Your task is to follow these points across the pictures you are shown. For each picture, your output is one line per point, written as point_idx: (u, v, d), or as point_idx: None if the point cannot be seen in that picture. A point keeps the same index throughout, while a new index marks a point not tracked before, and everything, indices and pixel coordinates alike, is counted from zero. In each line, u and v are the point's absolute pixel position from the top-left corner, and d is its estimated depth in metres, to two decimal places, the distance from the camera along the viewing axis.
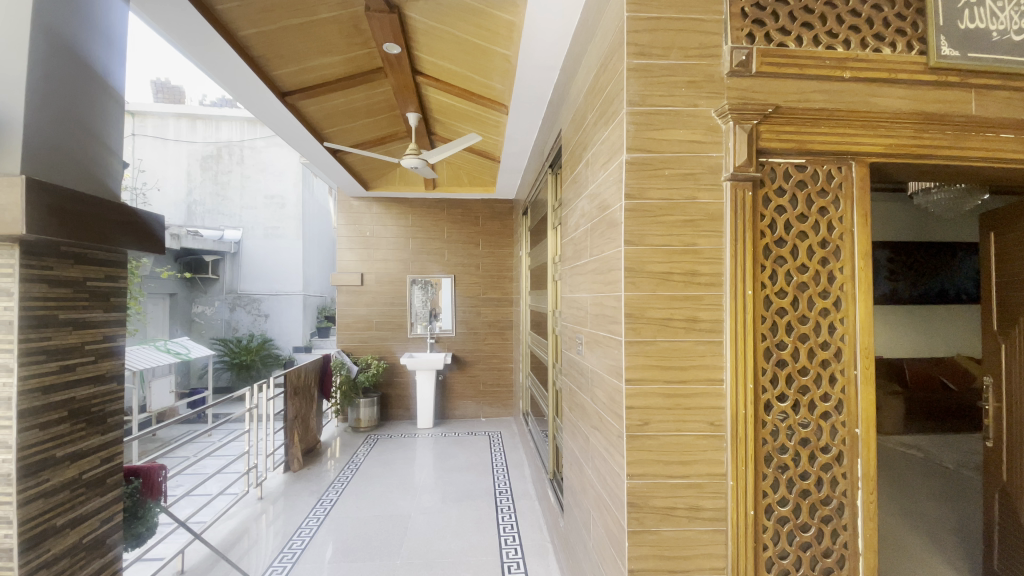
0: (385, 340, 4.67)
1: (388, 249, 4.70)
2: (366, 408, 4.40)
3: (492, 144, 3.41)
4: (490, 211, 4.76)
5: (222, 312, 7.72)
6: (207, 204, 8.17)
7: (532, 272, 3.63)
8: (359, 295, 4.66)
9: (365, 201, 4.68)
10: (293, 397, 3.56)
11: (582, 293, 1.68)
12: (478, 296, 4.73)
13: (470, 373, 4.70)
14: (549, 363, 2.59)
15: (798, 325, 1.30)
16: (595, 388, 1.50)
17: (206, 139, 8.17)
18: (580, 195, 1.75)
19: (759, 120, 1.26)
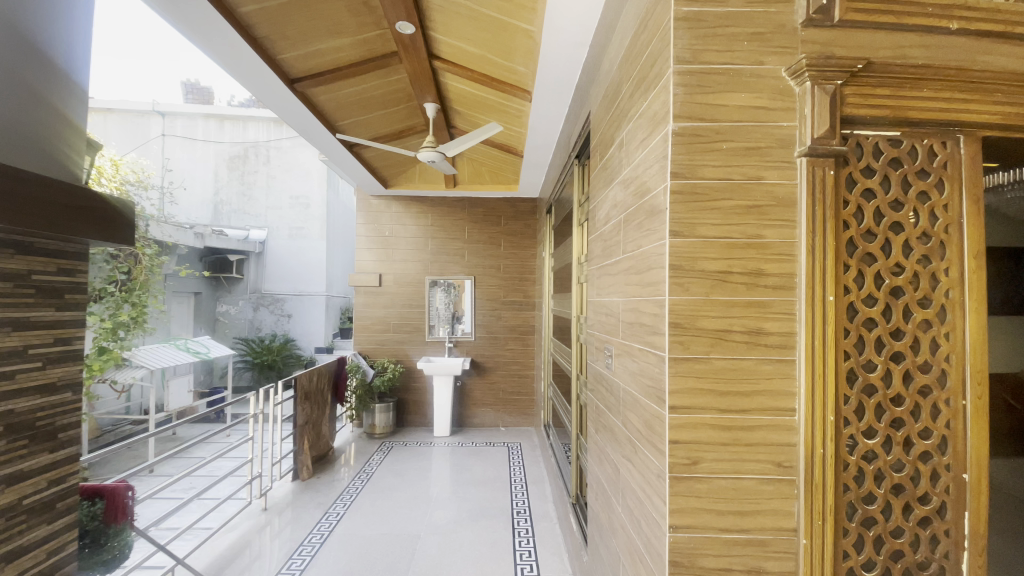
0: (403, 344, 4.48)
1: (407, 249, 4.52)
2: (382, 414, 4.21)
3: (514, 137, 3.19)
4: (513, 210, 4.53)
5: (246, 312, 7.71)
6: (233, 204, 8.18)
7: (556, 274, 3.38)
8: (376, 297, 4.49)
9: (384, 200, 4.51)
10: (304, 402, 3.39)
11: (612, 296, 1.44)
12: (499, 299, 4.50)
13: (490, 380, 4.48)
14: (573, 373, 2.34)
15: (890, 341, 1.03)
16: (628, 409, 1.25)
17: (233, 139, 8.21)
18: (612, 184, 1.51)
19: (844, 79, 0.99)
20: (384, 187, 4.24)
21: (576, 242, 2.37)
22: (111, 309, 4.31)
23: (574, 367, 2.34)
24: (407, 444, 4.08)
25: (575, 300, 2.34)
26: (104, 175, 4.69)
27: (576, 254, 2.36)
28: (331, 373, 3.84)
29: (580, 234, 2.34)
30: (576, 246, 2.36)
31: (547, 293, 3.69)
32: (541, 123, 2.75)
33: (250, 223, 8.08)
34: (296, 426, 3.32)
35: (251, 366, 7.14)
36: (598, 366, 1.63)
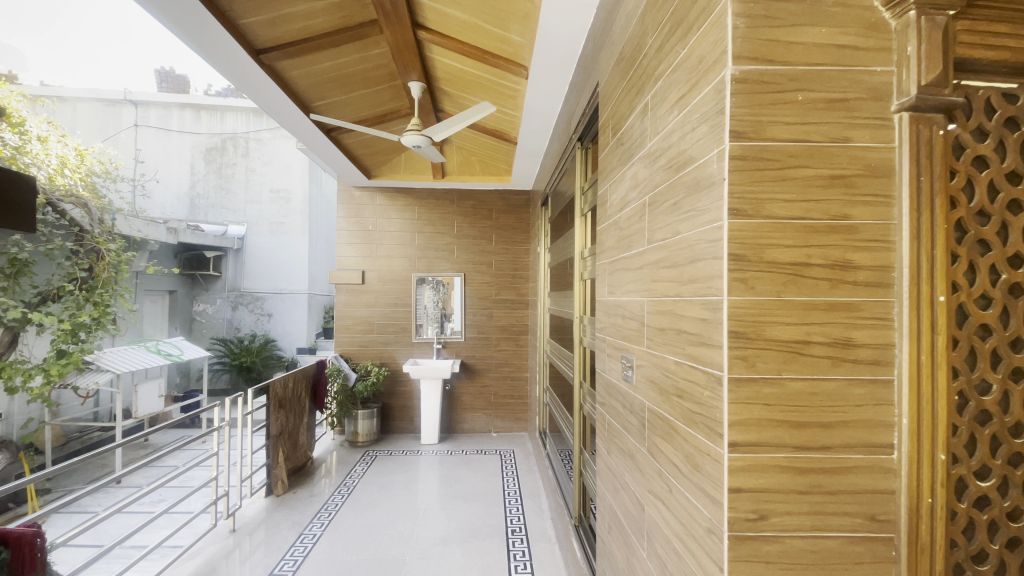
0: (387, 345, 4.20)
1: (392, 245, 4.24)
2: (365, 421, 3.93)
3: (507, 121, 2.93)
4: (505, 203, 4.26)
5: (224, 311, 7.35)
6: (210, 198, 7.80)
7: (554, 270, 3.13)
8: (359, 295, 4.21)
9: (367, 191, 4.22)
10: (278, 412, 3.08)
11: (632, 295, 1.19)
12: (491, 298, 4.24)
13: (480, 383, 4.22)
14: (575, 381, 2.10)
15: (1008, 354, 0.79)
16: (659, 437, 1.01)
17: (210, 130, 7.85)
18: (629, 161, 1.26)
19: (958, 9, 0.75)
20: (367, 178, 3.96)
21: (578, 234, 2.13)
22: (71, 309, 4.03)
23: (577, 375, 2.10)
24: (392, 453, 3.81)
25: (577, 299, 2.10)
26: (68, 166, 4.30)
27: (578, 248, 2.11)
28: (309, 377, 3.54)
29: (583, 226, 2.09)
30: (579, 239, 2.11)
31: (543, 293, 3.44)
32: (538, 105, 2.49)
33: (228, 218, 7.72)
34: (268, 437, 3.02)
35: (229, 368, 6.80)
36: (611, 378, 1.38)
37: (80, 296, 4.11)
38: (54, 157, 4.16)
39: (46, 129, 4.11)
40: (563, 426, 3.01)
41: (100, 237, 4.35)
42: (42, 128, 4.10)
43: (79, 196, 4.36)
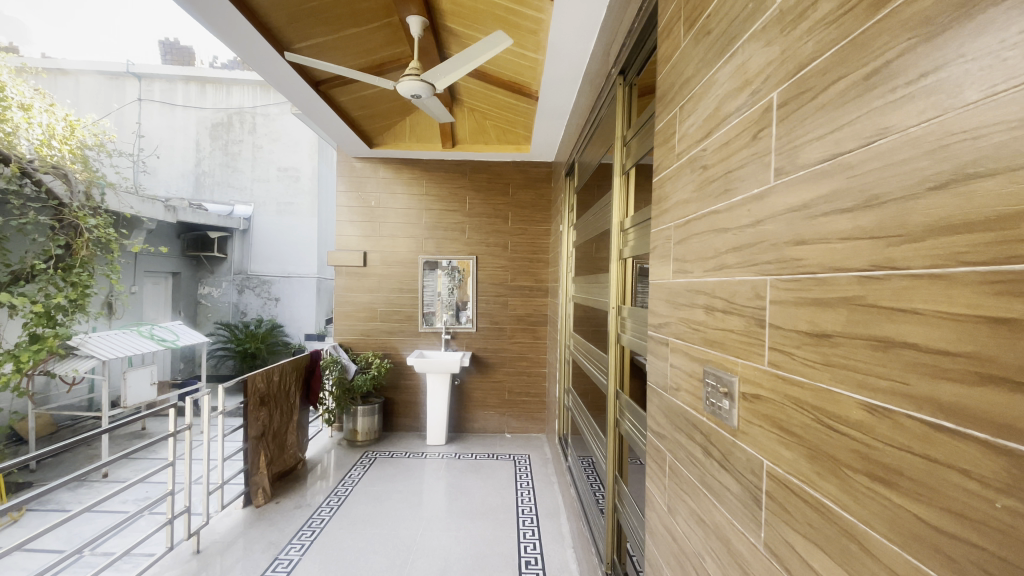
0: (391, 336, 3.75)
1: (397, 223, 3.78)
2: (365, 418, 3.48)
3: (525, 69, 2.42)
4: (524, 176, 3.73)
5: (230, 295, 7.02)
6: (216, 176, 7.39)
7: (583, 250, 2.61)
8: (360, 279, 3.76)
9: (370, 163, 3.76)
10: (260, 410, 2.62)
11: (730, 274, 0.70)
12: (506, 283, 3.73)
13: (494, 379, 3.73)
14: (610, 391, 1.62)
15: None
16: (803, 539, 0.53)
17: (216, 105, 7.38)
18: (728, 52, 0.75)
19: None
20: (368, 146, 3.50)
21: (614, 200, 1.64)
22: (46, 290, 3.70)
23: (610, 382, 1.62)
24: (394, 455, 3.35)
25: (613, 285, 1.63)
26: (56, 137, 3.97)
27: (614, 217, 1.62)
28: (300, 368, 3.09)
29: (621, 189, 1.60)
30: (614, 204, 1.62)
31: (569, 278, 2.92)
32: (564, 40, 1.98)
33: (234, 197, 7.33)
34: (246, 440, 2.57)
35: (233, 354, 6.42)
36: (679, 403, 0.90)
37: (55, 276, 3.78)
38: (39, 126, 3.82)
39: (31, 94, 3.78)
40: (588, 437, 2.52)
41: (80, 213, 3.99)
42: (28, 93, 3.77)
43: (59, 167, 3.99)
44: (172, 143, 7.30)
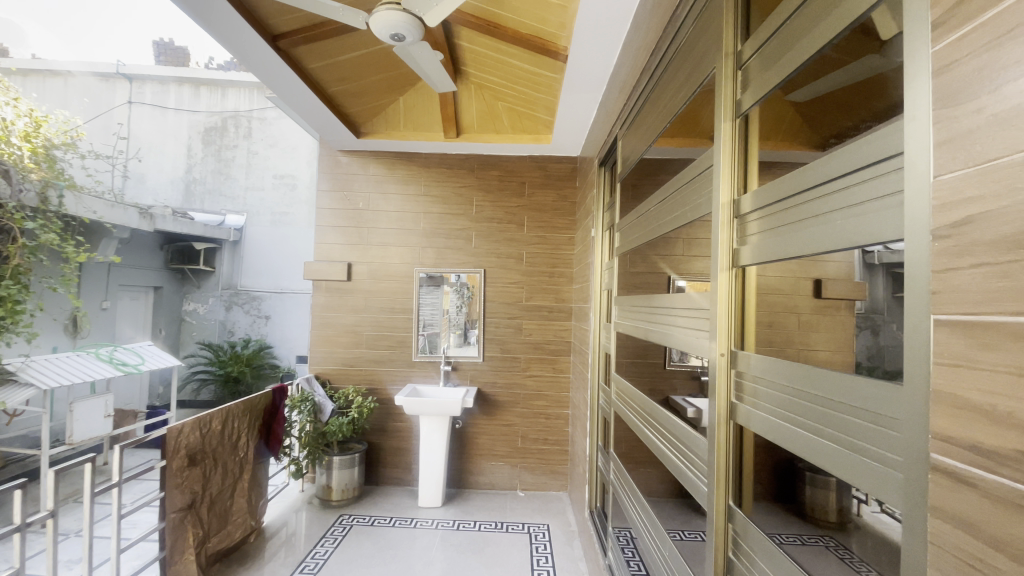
0: (377, 367, 3.02)
1: (388, 230, 3.08)
2: (342, 471, 2.76)
3: (552, 11, 1.75)
4: (542, 173, 3.04)
5: (217, 312, 6.34)
6: (208, 184, 6.70)
7: (634, 259, 1.89)
8: (341, 297, 3.06)
9: (359, 157, 3.09)
10: (182, 479, 1.90)
11: None
12: (520, 303, 3.02)
13: (503, 423, 2.99)
14: (716, 509, 0.89)
15: None
16: None
17: (210, 108, 6.78)
18: None
19: None
20: (353, 134, 2.84)
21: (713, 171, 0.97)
22: None
23: (722, 493, 0.89)
24: (376, 523, 2.60)
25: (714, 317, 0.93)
26: (11, 130, 3.46)
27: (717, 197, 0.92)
28: (255, 411, 2.40)
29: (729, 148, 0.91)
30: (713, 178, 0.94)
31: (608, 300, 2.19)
32: None
33: (226, 206, 6.66)
34: (163, 517, 1.85)
35: (215, 379, 5.67)
36: None
37: None
38: None
39: None
40: (627, 507, 1.83)
41: (17, 216, 3.25)
42: None
43: None
44: (161, 149, 6.66)
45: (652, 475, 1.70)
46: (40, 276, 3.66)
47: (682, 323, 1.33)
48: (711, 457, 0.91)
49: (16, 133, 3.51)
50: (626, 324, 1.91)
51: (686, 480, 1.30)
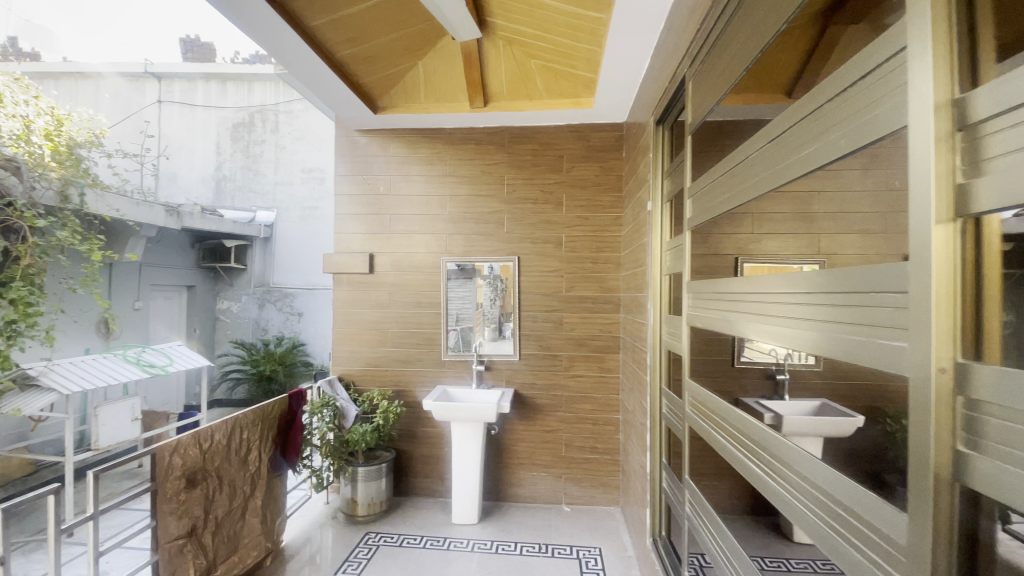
0: (405, 368, 2.72)
1: (411, 215, 2.75)
2: (368, 484, 2.48)
3: None
4: (583, 144, 2.66)
5: (250, 310, 6.20)
6: (238, 180, 6.52)
7: (708, 233, 1.48)
8: (363, 292, 2.76)
9: (378, 136, 2.78)
10: (173, 505, 1.64)
11: None
12: (561, 294, 2.66)
13: (545, 429, 2.66)
14: None
15: None
16: None
17: (237, 103, 6.56)
18: None
19: None
20: (369, 109, 2.53)
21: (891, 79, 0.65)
22: None
23: None
24: (405, 543, 2.31)
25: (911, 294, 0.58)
26: (29, 129, 3.32)
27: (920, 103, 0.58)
28: (268, 420, 2.15)
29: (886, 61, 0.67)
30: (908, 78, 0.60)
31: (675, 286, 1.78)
32: None
33: (256, 202, 6.49)
34: (155, 550, 1.60)
35: (248, 378, 5.55)
36: None
37: None
38: (10, 118, 3.23)
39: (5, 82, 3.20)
40: (703, 539, 1.45)
41: (29, 214, 3.12)
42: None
43: (9, 159, 3.19)
44: (192, 147, 6.51)
45: (729, 488, 1.33)
46: (55, 274, 3.55)
47: (790, 314, 0.99)
48: (919, 535, 0.56)
49: (38, 131, 3.40)
50: (699, 317, 1.51)
51: (791, 514, 0.94)
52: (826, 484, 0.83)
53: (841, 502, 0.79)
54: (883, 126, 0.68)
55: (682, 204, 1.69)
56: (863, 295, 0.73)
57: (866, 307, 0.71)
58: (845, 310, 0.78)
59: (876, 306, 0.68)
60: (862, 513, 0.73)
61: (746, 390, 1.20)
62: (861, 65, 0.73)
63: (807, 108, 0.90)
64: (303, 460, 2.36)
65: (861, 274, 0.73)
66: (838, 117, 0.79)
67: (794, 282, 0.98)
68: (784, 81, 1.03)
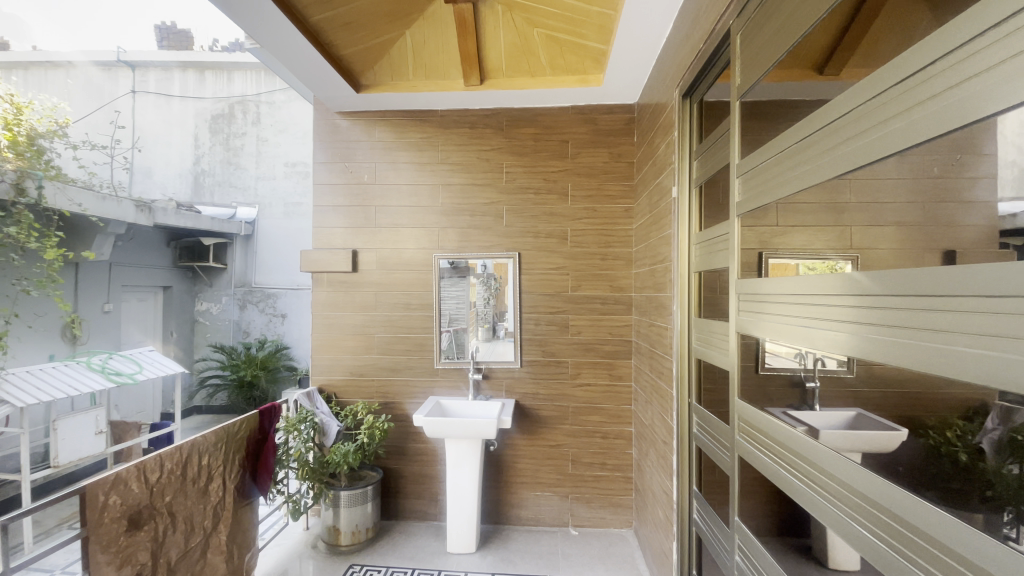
0: (393, 377, 2.45)
1: (399, 207, 2.47)
2: (351, 509, 2.20)
3: None
4: (590, 128, 2.40)
5: (230, 312, 5.86)
6: (217, 174, 6.19)
7: (760, 220, 1.20)
8: (346, 292, 2.48)
9: (362, 119, 2.50)
10: (109, 554, 1.35)
11: None
12: (566, 294, 2.40)
13: (549, 443, 2.40)
14: None
15: None
16: None
17: (216, 93, 6.20)
18: None
19: None
20: (350, 87, 2.24)
21: (951, 73, 0.64)
22: None
23: None
24: None
25: (1002, 302, 0.57)
26: None
27: (1009, 97, 0.56)
28: (236, 441, 1.87)
29: (944, 56, 0.65)
30: (987, 68, 0.59)
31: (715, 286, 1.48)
32: None
33: (237, 198, 6.14)
34: None
35: (228, 384, 5.24)
36: None
37: None
38: None
39: None
40: None
41: None
42: None
43: None
44: (168, 140, 6.11)
45: (791, 534, 1.06)
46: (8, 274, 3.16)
47: (822, 316, 0.96)
48: None
49: None
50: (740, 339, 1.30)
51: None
52: (892, 504, 0.76)
53: (908, 522, 0.73)
54: (939, 123, 0.66)
55: (729, 181, 1.39)
56: (915, 298, 0.72)
57: (921, 309, 0.71)
58: (891, 311, 0.77)
59: (936, 308, 0.68)
60: (933, 531, 0.68)
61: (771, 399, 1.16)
62: (911, 62, 0.71)
63: (848, 106, 0.87)
64: (274, 485, 2.06)
65: (912, 276, 0.73)
66: (886, 115, 0.77)
67: (825, 283, 0.96)
68: (813, 55, 0.97)
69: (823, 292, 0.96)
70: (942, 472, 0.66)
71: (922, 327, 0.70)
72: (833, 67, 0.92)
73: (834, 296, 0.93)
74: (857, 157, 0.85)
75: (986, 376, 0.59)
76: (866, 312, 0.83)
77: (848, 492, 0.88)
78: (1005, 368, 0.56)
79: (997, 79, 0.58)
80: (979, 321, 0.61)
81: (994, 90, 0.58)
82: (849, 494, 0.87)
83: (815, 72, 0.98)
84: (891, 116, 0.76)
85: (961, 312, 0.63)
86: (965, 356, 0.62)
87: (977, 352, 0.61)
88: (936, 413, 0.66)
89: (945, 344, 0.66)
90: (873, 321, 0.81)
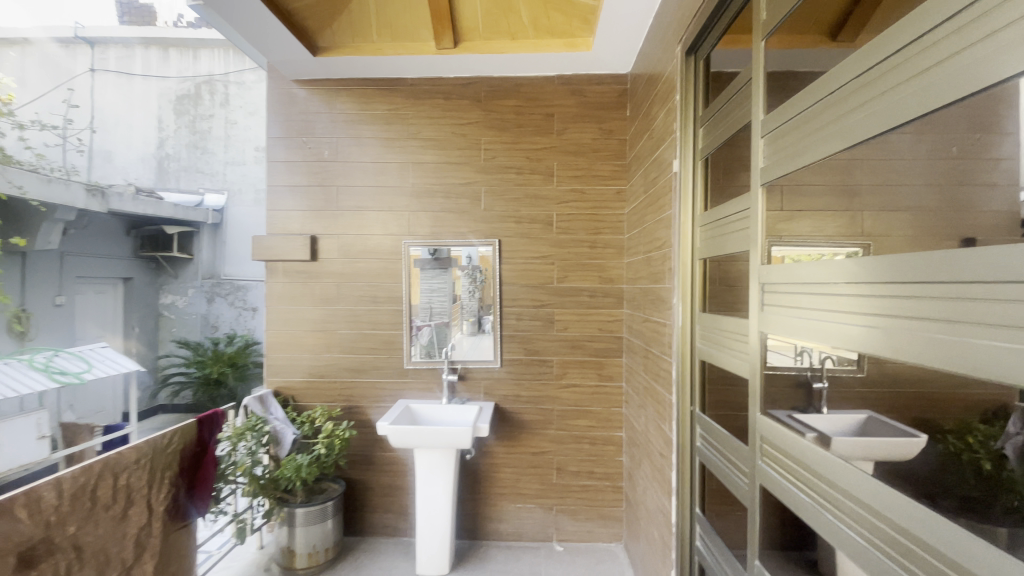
0: (358, 378, 2.19)
1: (365, 188, 2.20)
2: (309, 529, 1.95)
3: None
4: (578, 100, 2.16)
5: (197, 305, 5.53)
6: (183, 160, 5.83)
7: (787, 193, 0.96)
8: (305, 284, 2.21)
9: (323, 89, 2.21)
10: None
11: None
12: (551, 286, 2.16)
13: (532, 451, 2.17)
14: None
15: None
16: None
17: (181, 73, 5.81)
18: None
19: None
20: (303, 48, 1.96)
21: (950, 41, 0.57)
22: None
23: None
24: None
25: (992, 288, 0.52)
26: None
27: (1008, 67, 0.50)
28: (168, 455, 1.61)
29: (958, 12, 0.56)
30: (990, 35, 0.52)
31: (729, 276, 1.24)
32: None
33: (204, 184, 5.79)
34: None
35: (194, 382, 4.93)
36: None
37: None
38: None
39: None
40: None
41: None
42: None
43: None
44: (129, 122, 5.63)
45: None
46: None
47: (801, 306, 0.90)
48: None
49: None
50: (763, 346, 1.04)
51: None
52: (895, 514, 0.67)
53: (915, 536, 0.63)
54: (933, 97, 0.60)
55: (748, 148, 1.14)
56: (898, 285, 0.66)
57: (905, 296, 0.65)
58: (872, 299, 0.72)
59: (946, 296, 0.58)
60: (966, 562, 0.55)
61: (775, 401, 1.01)
62: (910, 30, 0.63)
63: (837, 83, 0.79)
64: (216, 505, 1.80)
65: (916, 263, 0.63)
66: (877, 90, 0.70)
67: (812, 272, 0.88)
68: (828, 18, 0.82)
69: (801, 280, 0.90)
70: (962, 480, 0.57)
71: (926, 320, 0.61)
72: (853, 29, 0.77)
73: (815, 284, 0.86)
74: (844, 138, 0.78)
75: (973, 369, 0.54)
76: (848, 301, 0.77)
77: (851, 504, 0.76)
78: (1000, 362, 0.51)
79: (998, 46, 0.51)
80: (967, 310, 0.55)
81: (993, 59, 0.51)
82: (846, 501, 0.77)
83: (830, 40, 0.83)
84: (883, 91, 0.68)
85: (948, 299, 0.58)
86: (951, 348, 0.57)
87: (986, 345, 0.52)
88: (949, 416, 0.58)
89: (930, 333, 0.61)
90: (854, 310, 0.75)
